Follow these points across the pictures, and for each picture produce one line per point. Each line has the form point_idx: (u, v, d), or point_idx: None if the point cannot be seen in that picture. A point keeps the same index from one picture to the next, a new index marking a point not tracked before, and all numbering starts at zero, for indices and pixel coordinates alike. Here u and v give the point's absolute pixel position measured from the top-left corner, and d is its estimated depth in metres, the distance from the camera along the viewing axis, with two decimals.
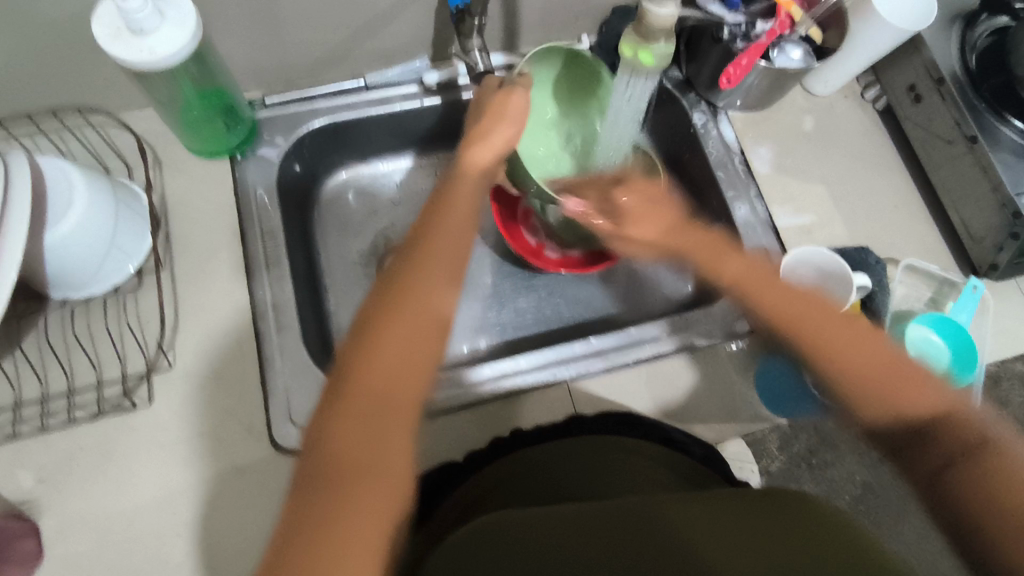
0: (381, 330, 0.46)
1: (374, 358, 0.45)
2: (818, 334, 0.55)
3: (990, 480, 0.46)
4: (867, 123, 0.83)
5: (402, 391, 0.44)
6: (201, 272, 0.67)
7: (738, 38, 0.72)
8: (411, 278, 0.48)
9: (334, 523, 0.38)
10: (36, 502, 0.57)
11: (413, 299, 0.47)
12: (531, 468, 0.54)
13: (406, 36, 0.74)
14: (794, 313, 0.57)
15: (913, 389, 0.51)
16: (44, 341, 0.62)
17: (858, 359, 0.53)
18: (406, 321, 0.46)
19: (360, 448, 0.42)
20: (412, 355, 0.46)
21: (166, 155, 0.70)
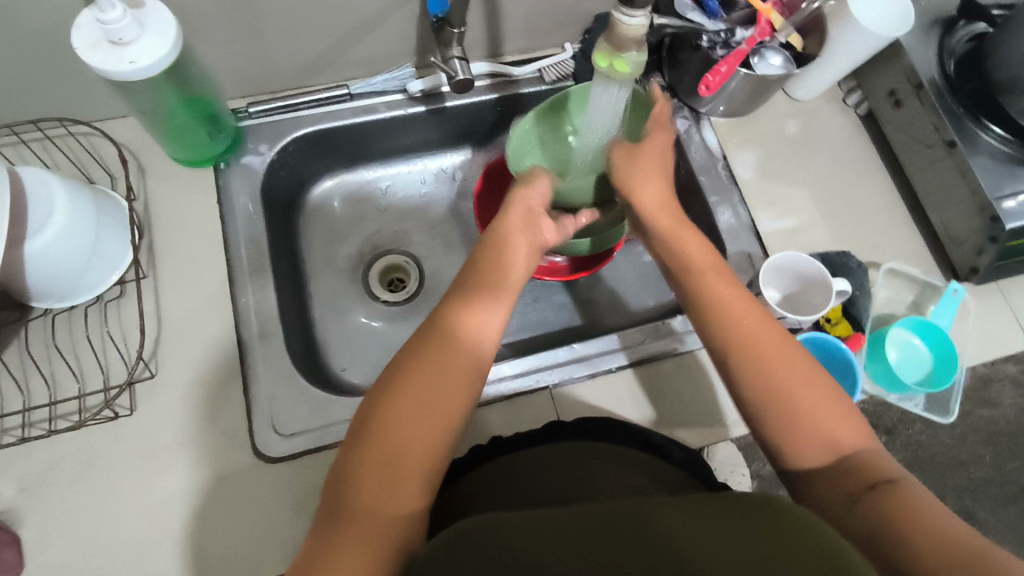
0: (413, 372, 0.48)
1: (402, 397, 0.47)
2: (750, 338, 0.51)
3: (903, 506, 0.42)
4: (849, 128, 0.83)
5: (427, 441, 0.46)
6: (184, 280, 0.67)
7: (717, 46, 0.72)
8: (445, 326, 0.51)
9: (353, 540, 0.42)
10: (17, 512, 0.57)
11: (449, 345, 0.50)
12: (509, 475, 0.54)
13: (389, 44, 0.75)
14: (734, 313, 0.53)
15: (831, 413, 0.48)
16: (25, 351, 0.62)
17: (786, 368, 0.49)
18: (442, 364, 0.49)
19: (381, 481, 0.44)
20: (442, 408, 0.47)
21: (150, 164, 0.71)
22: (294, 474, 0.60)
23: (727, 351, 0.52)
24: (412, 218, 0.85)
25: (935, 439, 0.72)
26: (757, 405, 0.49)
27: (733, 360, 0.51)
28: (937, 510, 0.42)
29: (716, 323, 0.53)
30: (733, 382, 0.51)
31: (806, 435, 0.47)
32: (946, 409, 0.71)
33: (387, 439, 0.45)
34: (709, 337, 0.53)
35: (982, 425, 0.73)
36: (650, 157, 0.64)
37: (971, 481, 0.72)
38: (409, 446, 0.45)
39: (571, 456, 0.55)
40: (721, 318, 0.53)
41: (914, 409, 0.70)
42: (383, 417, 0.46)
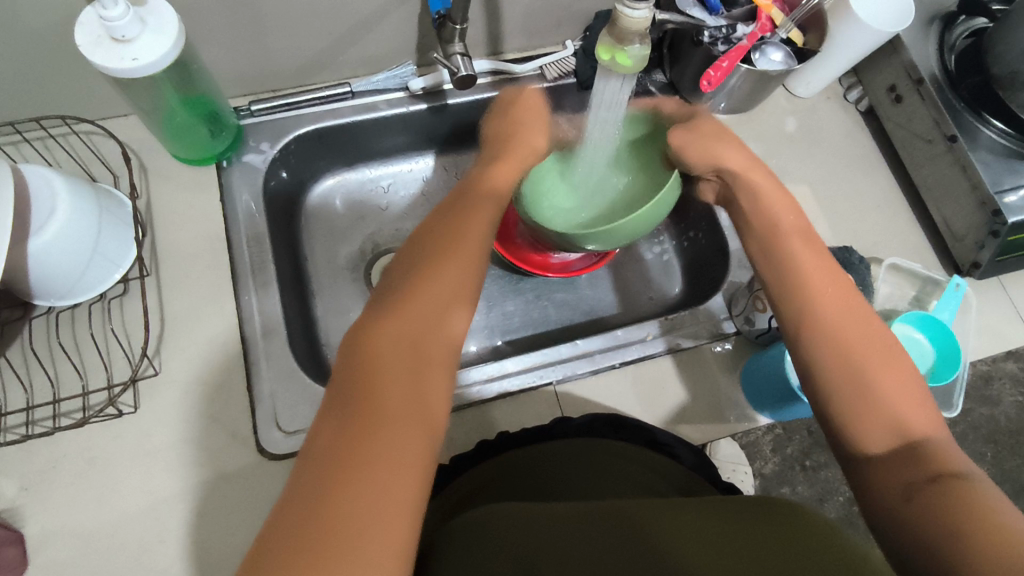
0: (425, 281, 0.47)
1: (392, 339, 0.42)
2: (837, 325, 0.51)
3: (963, 502, 0.40)
4: (849, 124, 0.83)
5: (419, 398, 0.41)
6: (186, 278, 0.67)
7: (718, 42, 0.72)
8: (458, 240, 0.50)
9: (376, 436, 0.37)
10: (20, 510, 0.57)
11: (459, 259, 0.49)
12: (525, 466, 0.55)
13: (390, 42, 0.75)
14: (819, 292, 0.53)
15: (911, 403, 0.47)
16: (28, 349, 0.62)
17: (873, 349, 0.49)
18: (425, 321, 0.44)
19: (403, 388, 0.40)
20: (427, 364, 0.42)
21: (152, 162, 0.71)
22: None
23: (810, 325, 0.51)
24: (413, 216, 0.85)
25: None
26: (834, 379, 0.49)
27: (816, 333, 0.51)
28: (1007, 510, 0.39)
29: (800, 294, 0.53)
30: (809, 361, 0.51)
31: (880, 417, 0.46)
32: (950, 402, 0.71)
33: (403, 344, 0.43)
34: (792, 316, 0.53)
35: (981, 420, 0.74)
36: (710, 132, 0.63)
37: None
38: (423, 356, 0.43)
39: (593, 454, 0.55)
40: (799, 301, 0.53)
41: None
42: (400, 321, 0.44)
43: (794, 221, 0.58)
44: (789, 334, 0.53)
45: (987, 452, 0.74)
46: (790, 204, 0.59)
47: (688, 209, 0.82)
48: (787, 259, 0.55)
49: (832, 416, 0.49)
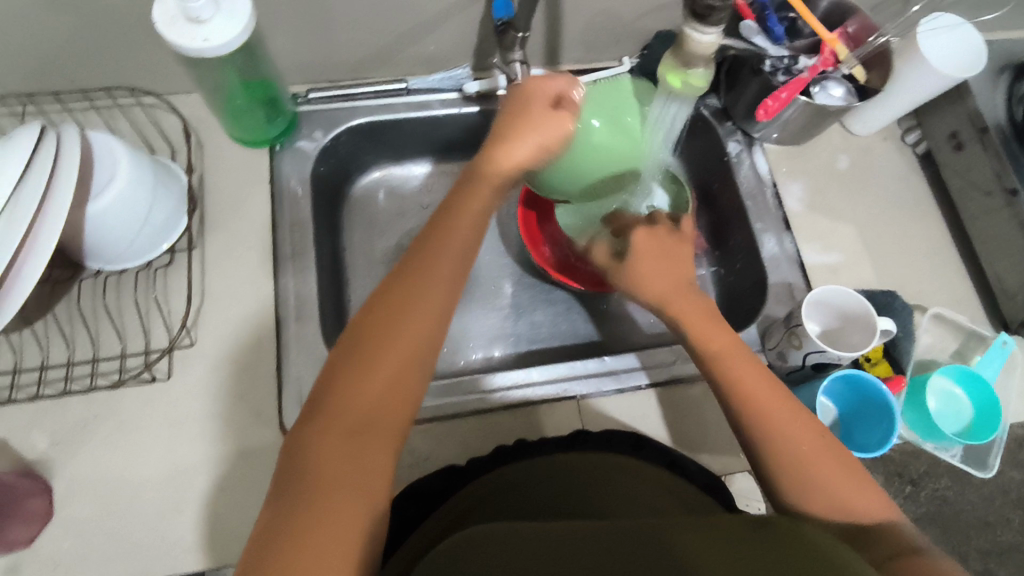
0: (369, 352, 0.46)
1: (371, 359, 0.46)
2: (778, 422, 0.51)
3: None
4: (904, 166, 0.81)
5: (394, 406, 0.46)
6: (228, 255, 0.69)
7: (779, 72, 0.71)
8: (406, 301, 0.48)
9: (315, 530, 0.39)
10: (50, 462, 0.59)
11: (422, 326, 0.48)
12: (533, 480, 0.53)
13: (448, 44, 0.76)
14: (743, 380, 0.54)
15: (846, 480, 0.49)
16: (75, 307, 0.64)
17: (809, 443, 0.50)
18: (396, 331, 0.47)
19: (375, 394, 0.45)
20: (398, 373, 0.47)
21: (208, 140, 0.73)
22: None
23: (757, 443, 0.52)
24: None
25: (962, 495, 0.71)
26: (787, 483, 0.50)
27: (766, 445, 0.51)
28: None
29: (733, 389, 0.54)
30: (760, 458, 0.52)
31: (825, 498, 0.48)
32: (984, 463, 0.68)
33: (341, 437, 0.44)
34: (738, 416, 0.53)
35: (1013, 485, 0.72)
36: (672, 255, 0.61)
37: (995, 544, 0.71)
38: (362, 442, 0.44)
39: (595, 465, 0.54)
40: (741, 403, 0.53)
41: (951, 460, 0.68)
42: (344, 423, 0.44)
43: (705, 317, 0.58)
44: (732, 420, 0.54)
45: (1015, 518, 0.71)
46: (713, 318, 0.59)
47: (729, 237, 0.81)
48: (732, 360, 0.55)
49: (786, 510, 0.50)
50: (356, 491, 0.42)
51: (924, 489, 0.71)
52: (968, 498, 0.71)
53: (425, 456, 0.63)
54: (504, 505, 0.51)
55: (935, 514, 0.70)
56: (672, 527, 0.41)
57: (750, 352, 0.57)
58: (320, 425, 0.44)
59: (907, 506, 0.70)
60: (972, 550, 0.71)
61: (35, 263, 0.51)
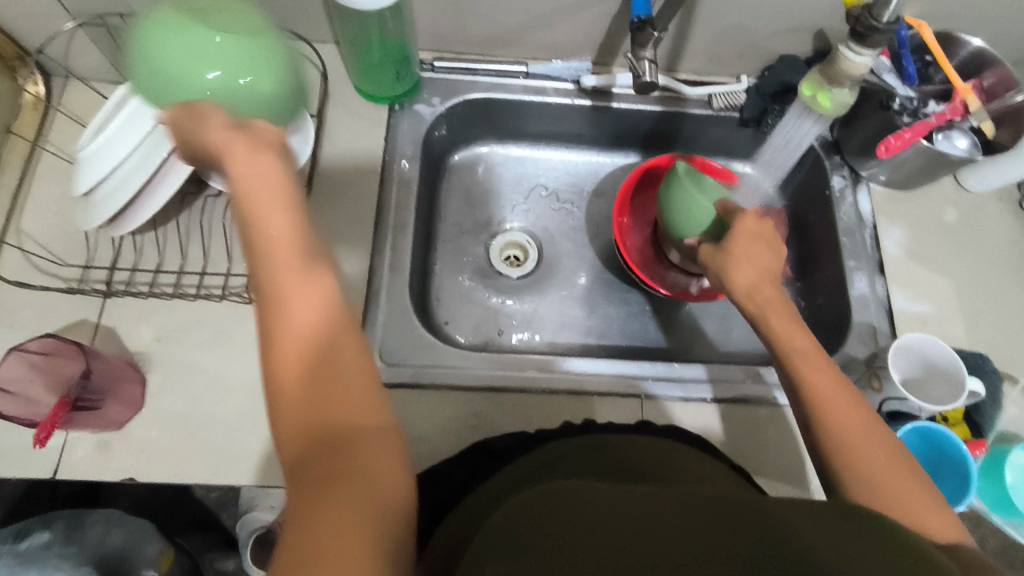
0: (274, 332, 0.41)
1: (292, 360, 0.41)
2: (836, 412, 0.50)
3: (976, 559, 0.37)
4: (1015, 231, 0.79)
5: (350, 380, 0.41)
6: (335, 197, 0.72)
7: (906, 112, 0.70)
8: (268, 270, 0.43)
9: (325, 547, 0.33)
10: (149, 356, 0.63)
11: (311, 289, 0.43)
12: (592, 448, 0.54)
13: (576, 34, 0.78)
14: (812, 379, 0.52)
15: (896, 475, 0.47)
16: (193, 220, 0.69)
17: (863, 431, 0.49)
18: (294, 316, 0.42)
19: (321, 388, 0.40)
20: (328, 356, 0.41)
21: (336, 89, 0.77)
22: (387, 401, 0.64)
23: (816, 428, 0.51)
24: (543, 202, 0.87)
25: None
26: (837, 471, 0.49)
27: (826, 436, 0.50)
28: None
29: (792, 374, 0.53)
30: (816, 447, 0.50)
31: (874, 488, 0.47)
32: None
33: (293, 415, 0.39)
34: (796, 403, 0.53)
35: None
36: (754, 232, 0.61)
37: None
38: (328, 408, 0.40)
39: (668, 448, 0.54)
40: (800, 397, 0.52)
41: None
42: (288, 409, 0.40)
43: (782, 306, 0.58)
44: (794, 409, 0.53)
45: None
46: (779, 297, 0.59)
47: (816, 271, 0.81)
48: (789, 343, 0.55)
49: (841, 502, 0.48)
50: (358, 487, 0.37)
51: None
52: None
53: (486, 422, 0.65)
54: (561, 468, 0.51)
55: None
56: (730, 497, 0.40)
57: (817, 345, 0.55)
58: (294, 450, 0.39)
59: None
60: None
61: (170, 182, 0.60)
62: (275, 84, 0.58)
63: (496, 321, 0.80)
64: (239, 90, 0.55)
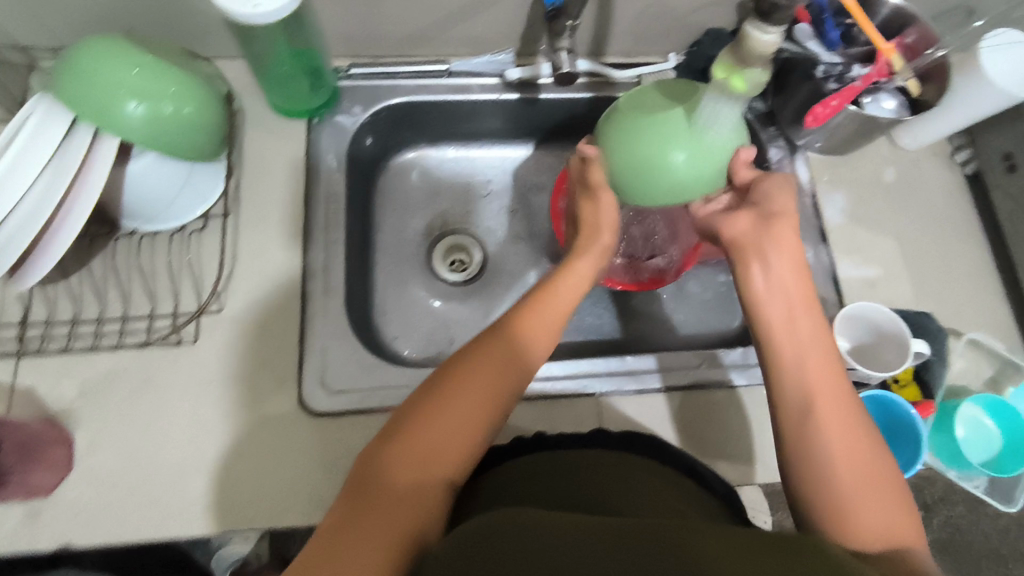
0: (427, 434, 0.48)
1: (447, 403, 0.49)
2: (829, 430, 0.48)
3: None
4: (952, 185, 0.79)
5: (460, 439, 0.48)
6: (259, 223, 0.69)
7: (831, 78, 0.70)
8: (467, 379, 0.51)
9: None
10: (75, 414, 0.60)
11: (488, 385, 0.51)
12: (567, 466, 0.54)
13: (496, 26, 0.75)
14: (820, 394, 0.50)
15: (884, 500, 0.46)
16: (109, 263, 0.65)
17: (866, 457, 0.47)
18: (496, 375, 0.51)
19: (449, 423, 0.48)
20: (472, 414, 0.49)
21: (250, 107, 0.73)
22: (335, 430, 0.62)
23: (813, 426, 0.49)
24: (483, 201, 0.85)
25: (974, 524, 0.73)
26: (821, 464, 0.47)
27: (820, 437, 0.48)
28: None
29: (791, 363, 0.51)
30: (804, 437, 0.49)
31: (865, 520, 0.45)
32: (1011, 497, 0.66)
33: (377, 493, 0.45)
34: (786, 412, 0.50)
35: None
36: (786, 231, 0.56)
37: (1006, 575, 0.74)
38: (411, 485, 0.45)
39: (630, 470, 0.53)
40: (803, 393, 0.50)
41: (974, 490, 0.67)
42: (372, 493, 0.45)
43: (802, 292, 0.54)
44: (789, 397, 0.51)
45: None
46: (810, 291, 0.55)
47: None
48: (796, 339, 0.52)
49: (813, 505, 0.47)
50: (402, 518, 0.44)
51: (938, 515, 0.72)
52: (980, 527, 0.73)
53: None
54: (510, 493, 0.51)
55: (945, 540, 0.73)
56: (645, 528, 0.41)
57: (834, 350, 0.52)
58: (386, 454, 0.47)
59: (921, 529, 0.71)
60: None
61: (68, 230, 0.55)
62: (195, 112, 0.59)
63: (445, 331, 0.77)
64: (161, 120, 0.56)
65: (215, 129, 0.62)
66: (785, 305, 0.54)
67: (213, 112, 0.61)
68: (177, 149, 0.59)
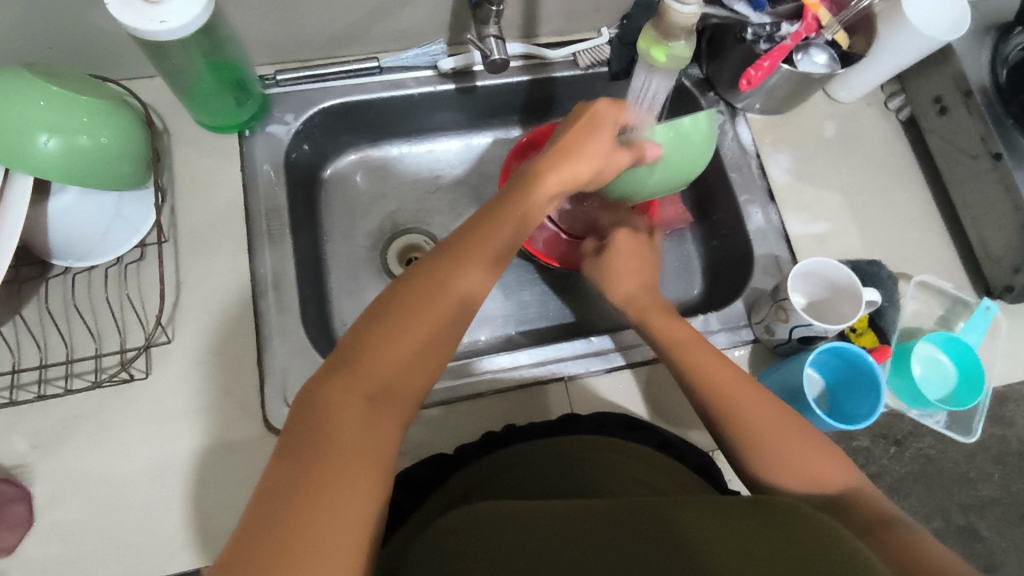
0: (339, 412, 0.42)
1: (395, 333, 0.45)
2: (745, 405, 0.54)
3: (907, 545, 0.43)
4: (888, 132, 0.81)
5: (411, 375, 0.46)
6: (200, 246, 0.66)
7: (761, 40, 0.70)
8: (395, 340, 0.45)
9: (314, 537, 0.36)
10: (29, 467, 0.57)
11: (432, 315, 0.47)
12: (556, 456, 0.54)
13: (423, 17, 0.73)
14: (701, 364, 0.57)
15: (819, 458, 0.50)
16: (45, 307, 0.62)
17: (762, 419, 0.53)
18: (430, 305, 0.47)
19: (403, 356, 0.45)
20: (427, 344, 0.46)
21: (176, 127, 0.70)
22: None
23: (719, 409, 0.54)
24: (433, 198, 0.84)
25: (944, 453, 0.76)
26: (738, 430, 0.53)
27: (726, 407, 0.54)
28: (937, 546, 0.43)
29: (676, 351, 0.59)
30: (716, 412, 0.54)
31: (798, 470, 0.50)
32: (969, 429, 0.69)
33: (319, 478, 0.38)
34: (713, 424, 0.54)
35: (993, 443, 0.77)
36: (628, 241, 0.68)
37: (977, 499, 0.77)
38: (351, 459, 0.40)
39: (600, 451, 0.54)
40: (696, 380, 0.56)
41: (935, 426, 0.69)
42: (298, 498, 0.37)
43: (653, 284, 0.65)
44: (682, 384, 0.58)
45: (995, 475, 0.77)
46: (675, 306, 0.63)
47: (713, 210, 0.80)
48: (681, 349, 0.59)
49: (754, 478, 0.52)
50: (366, 458, 0.41)
51: (909, 449, 0.75)
52: (949, 457, 0.76)
53: (416, 444, 0.62)
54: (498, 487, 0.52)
55: (918, 471, 0.75)
56: (614, 513, 0.41)
57: (707, 345, 0.59)
58: (343, 382, 0.43)
59: (892, 466, 0.74)
60: (955, 506, 0.76)
61: None
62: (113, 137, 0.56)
63: None
64: (76, 154, 0.53)
65: (138, 150, 0.59)
66: (673, 334, 0.60)
67: (133, 134, 0.58)
68: (96, 181, 0.56)
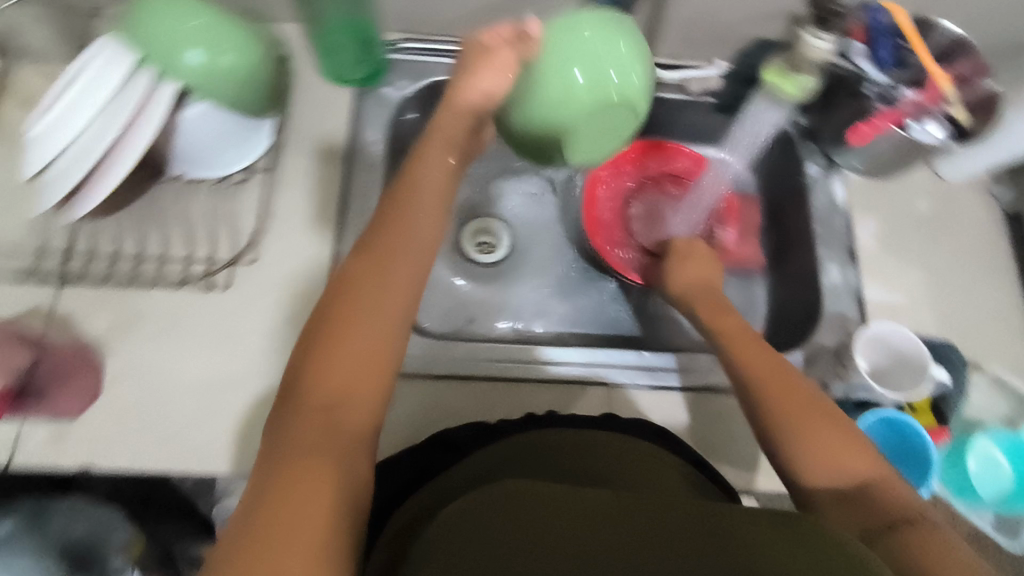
0: (299, 423, 0.44)
1: (334, 336, 0.46)
2: (780, 396, 0.52)
3: (929, 546, 0.42)
4: (989, 221, 0.78)
5: (358, 360, 0.46)
6: (298, 183, 0.71)
7: (879, 98, 0.70)
8: (332, 343, 0.46)
9: (282, 531, 0.37)
10: (104, 344, 0.62)
11: (371, 309, 0.48)
12: (574, 451, 0.53)
13: (549, 15, 0.76)
14: (744, 359, 0.55)
15: (845, 447, 0.48)
16: (155, 205, 0.68)
17: (799, 412, 0.50)
18: (363, 299, 0.48)
19: (344, 354, 0.46)
20: (369, 334, 0.47)
21: (302, 71, 0.75)
22: None
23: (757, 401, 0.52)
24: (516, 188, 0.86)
25: None
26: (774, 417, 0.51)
27: (761, 399, 0.52)
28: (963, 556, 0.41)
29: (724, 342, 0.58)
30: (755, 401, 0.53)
31: (826, 465, 0.48)
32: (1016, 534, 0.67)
33: (288, 478, 0.40)
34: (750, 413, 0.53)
35: None
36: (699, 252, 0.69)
37: None
38: (318, 455, 0.42)
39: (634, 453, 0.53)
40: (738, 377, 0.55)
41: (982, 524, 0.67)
42: (268, 497, 0.39)
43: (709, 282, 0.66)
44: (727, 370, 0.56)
45: None
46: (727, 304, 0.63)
47: (789, 259, 0.80)
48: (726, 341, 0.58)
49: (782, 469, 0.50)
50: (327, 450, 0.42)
51: None
52: None
53: (453, 412, 0.64)
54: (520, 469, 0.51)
55: None
56: (632, 518, 0.40)
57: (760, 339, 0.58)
58: (298, 397, 0.45)
59: None
60: None
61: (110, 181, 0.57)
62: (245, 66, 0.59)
63: (464, 312, 0.78)
64: (216, 72, 0.58)
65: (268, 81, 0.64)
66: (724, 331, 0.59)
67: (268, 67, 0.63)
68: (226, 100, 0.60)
